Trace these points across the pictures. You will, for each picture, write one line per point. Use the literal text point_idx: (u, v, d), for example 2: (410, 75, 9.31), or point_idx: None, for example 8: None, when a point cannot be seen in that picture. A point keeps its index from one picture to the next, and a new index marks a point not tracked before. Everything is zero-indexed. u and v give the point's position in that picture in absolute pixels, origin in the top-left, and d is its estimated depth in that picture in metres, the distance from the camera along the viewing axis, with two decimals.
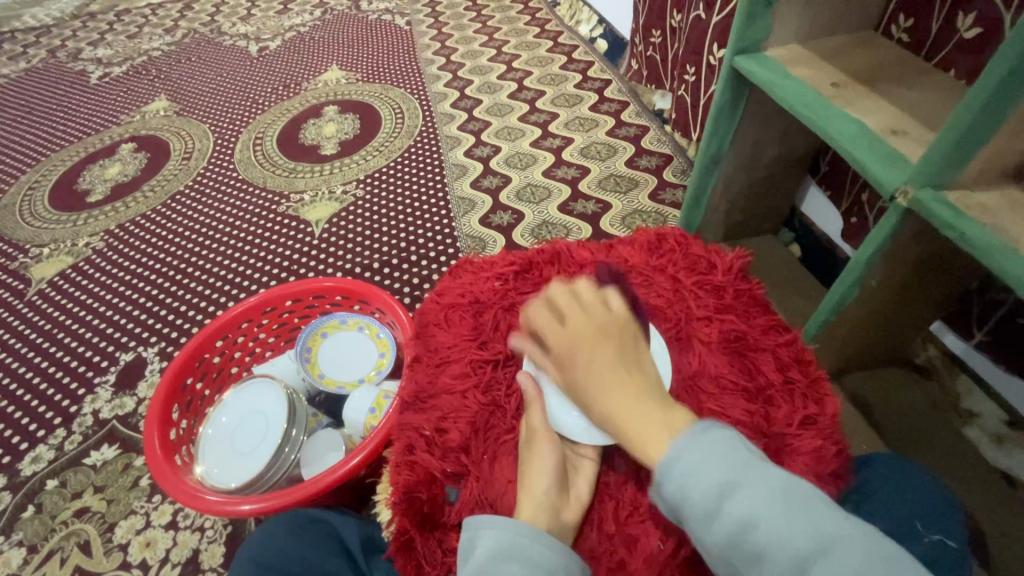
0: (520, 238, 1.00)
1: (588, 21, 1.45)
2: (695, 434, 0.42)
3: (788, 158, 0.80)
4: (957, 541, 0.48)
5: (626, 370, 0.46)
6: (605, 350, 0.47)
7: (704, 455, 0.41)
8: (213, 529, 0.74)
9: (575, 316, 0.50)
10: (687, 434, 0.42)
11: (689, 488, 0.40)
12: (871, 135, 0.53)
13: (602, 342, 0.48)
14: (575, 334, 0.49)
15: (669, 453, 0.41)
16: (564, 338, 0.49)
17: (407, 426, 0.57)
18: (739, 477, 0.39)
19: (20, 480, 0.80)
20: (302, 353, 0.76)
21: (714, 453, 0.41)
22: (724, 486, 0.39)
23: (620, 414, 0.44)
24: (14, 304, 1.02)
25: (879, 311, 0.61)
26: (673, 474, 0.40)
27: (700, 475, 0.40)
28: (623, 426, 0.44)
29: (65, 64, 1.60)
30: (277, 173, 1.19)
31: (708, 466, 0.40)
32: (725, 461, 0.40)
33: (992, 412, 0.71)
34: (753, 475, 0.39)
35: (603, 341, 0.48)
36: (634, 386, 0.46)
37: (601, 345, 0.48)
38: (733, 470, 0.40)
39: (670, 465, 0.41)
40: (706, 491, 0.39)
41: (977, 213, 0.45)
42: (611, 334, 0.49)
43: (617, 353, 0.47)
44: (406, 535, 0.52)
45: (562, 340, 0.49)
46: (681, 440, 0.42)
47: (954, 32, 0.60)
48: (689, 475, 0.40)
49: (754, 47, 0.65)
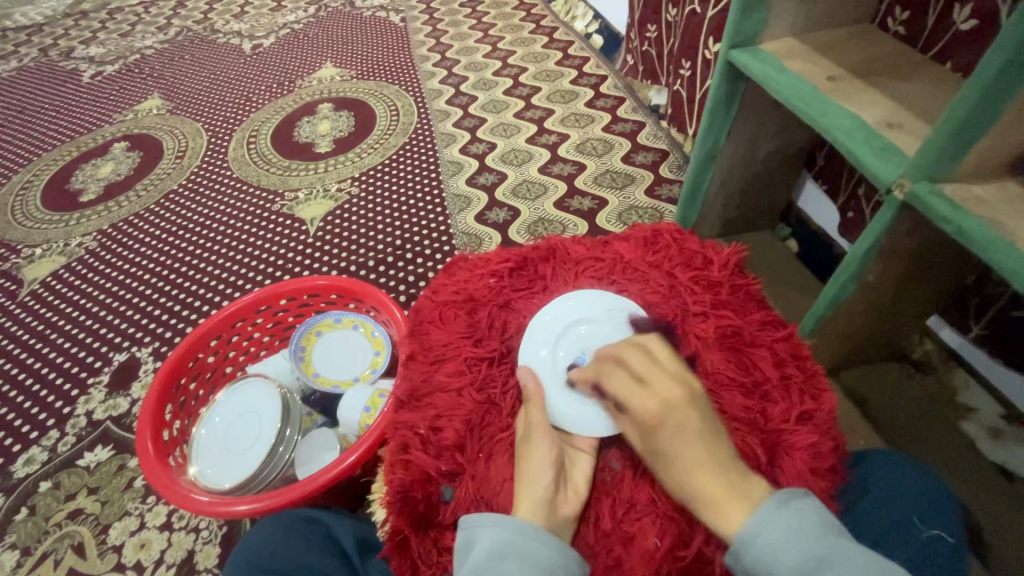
0: (516, 235, 1.00)
1: (583, 17, 1.44)
2: (782, 507, 0.41)
3: (785, 152, 0.80)
4: (954, 535, 0.47)
5: (713, 440, 0.45)
6: (689, 416, 0.46)
7: (790, 530, 0.39)
8: (208, 530, 0.73)
9: (657, 379, 0.49)
10: (772, 508, 0.40)
11: (773, 563, 0.38)
12: (868, 128, 0.52)
13: (687, 407, 0.47)
14: (660, 396, 0.47)
15: (756, 526, 0.40)
16: (647, 399, 0.48)
17: (401, 425, 0.56)
18: (827, 556, 0.38)
19: (13, 482, 0.79)
20: (296, 352, 0.75)
21: (798, 529, 0.39)
22: (813, 564, 0.37)
23: (701, 484, 0.42)
24: (6, 305, 1.01)
25: (876, 305, 0.60)
26: (756, 549, 0.39)
27: (785, 551, 0.38)
28: (709, 499, 0.42)
29: (56, 62, 1.59)
30: (271, 172, 1.18)
31: (793, 542, 0.38)
32: (814, 538, 0.39)
33: (990, 407, 0.71)
34: (841, 552, 0.38)
35: (687, 406, 0.47)
36: (720, 457, 0.44)
37: (686, 410, 0.46)
38: (819, 548, 0.38)
39: (757, 537, 0.39)
40: (792, 570, 0.38)
41: (974, 206, 0.45)
42: (694, 399, 0.48)
43: (701, 418, 0.46)
44: (400, 534, 0.52)
45: (644, 401, 0.48)
46: (769, 515, 0.40)
47: (951, 25, 0.60)
48: (773, 553, 0.39)
49: (749, 41, 0.65)
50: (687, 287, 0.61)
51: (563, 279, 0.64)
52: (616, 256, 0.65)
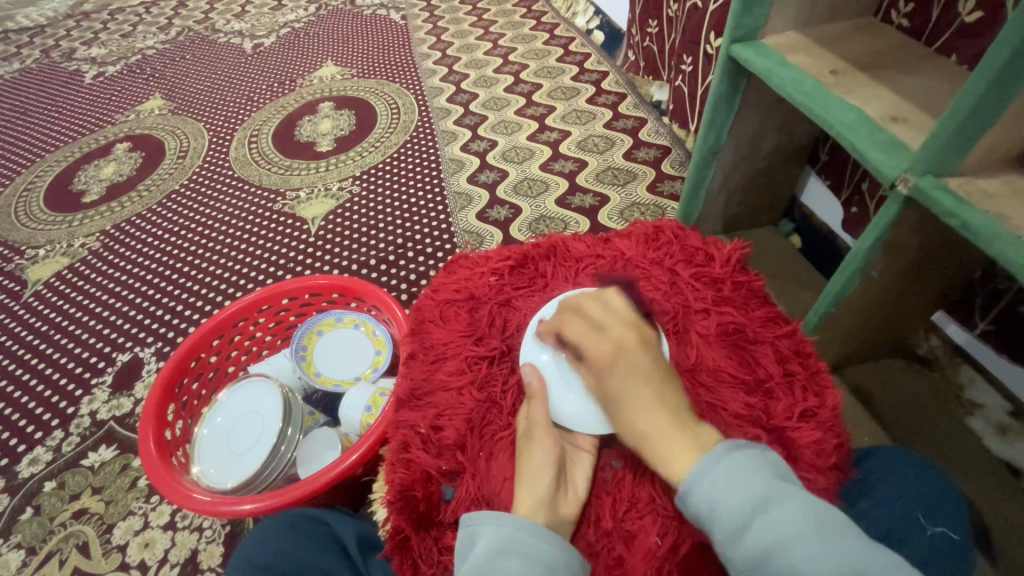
0: (518, 232, 0.99)
1: (584, 13, 1.43)
2: (737, 454, 0.42)
3: (788, 147, 0.79)
4: (959, 533, 0.47)
5: (661, 384, 0.47)
6: (640, 359, 0.48)
7: (735, 473, 0.40)
8: (212, 529, 0.73)
9: (611, 324, 0.51)
10: (718, 451, 0.42)
11: (717, 503, 0.39)
12: (872, 122, 0.52)
13: (639, 351, 0.49)
14: (614, 341, 0.50)
15: (699, 470, 0.41)
16: (603, 343, 0.50)
17: (402, 423, 0.56)
18: (771, 497, 0.39)
19: (18, 483, 0.79)
20: (297, 352, 0.75)
21: (746, 473, 0.40)
22: (757, 502, 0.38)
23: (651, 427, 0.45)
24: (11, 306, 1.01)
25: (881, 300, 0.60)
26: (702, 489, 0.40)
27: (728, 492, 0.39)
28: (649, 436, 0.45)
29: (58, 64, 1.59)
30: (273, 171, 1.18)
31: (736, 483, 0.40)
32: (759, 479, 0.40)
33: (997, 403, 0.70)
34: (785, 496, 0.39)
35: (640, 350, 0.49)
36: (666, 397, 0.46)
37: (637, 353, 0.49)
38: (763, 489, 0.39)
39: (703, 477, 0.41)
40: (735, 508, 0.39)
41: (979, 200, 0.44)
42: (646, 343, 0.50)
43: (652, 362, 0.48)
44: (401, 534, 0.51)
45: (600, 345, 0.50)
46: (715, 459, 0.41)
47: (956, 16, 0.59)
48: (717, 493, 0.40)
49: (751, 35, 0.64)
50: (691, 284, 0.61)
51: (564, 277, 0.64)
52: (617, 254, 0.65)
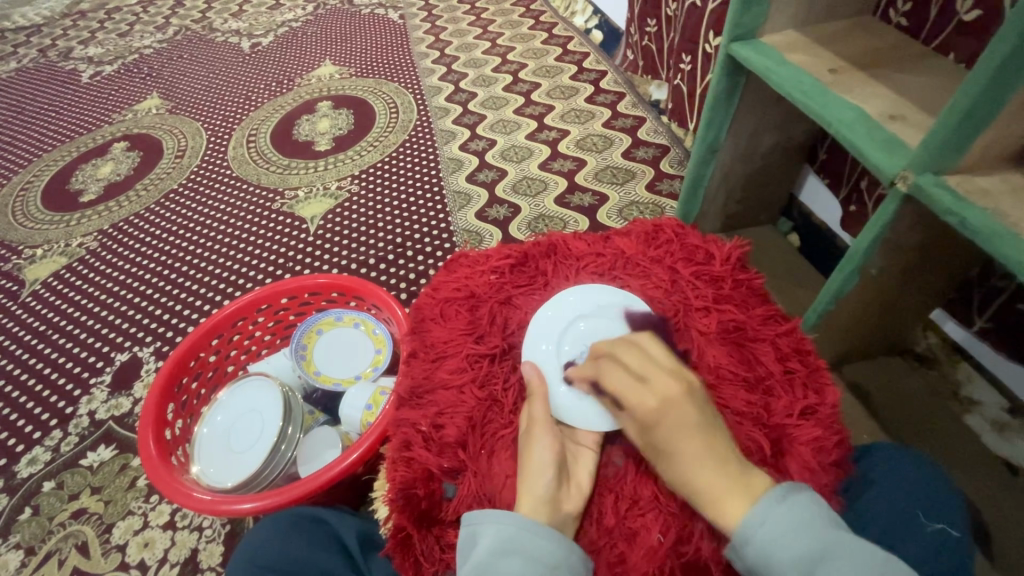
0: (517, 231, 0.99)
1: (583, 12, 1.43)
2: (790, 505, 0.41)
3: (787, 145, 0.79)
4: (959, 530, 0.47)
5: (713, 438, 0.45)
6: (688, 411, 0.46)
7: (788, 524, 0.40)
8: (211, 529, 0.73)
9: (652, 373, 0.49)
10: (772, 504, 0.41)
11: (772, 558, 0.39)
12: (871, 121, 0.52)
13: (685, 403, 0.46)
14: (657, 392, 0.47)
15: (757, 525, 0.40)
16: (647, 396, 0.47)
17: (403, 422, 0.56)
18: (826, 551, 0.38)
19: (16, 483, 0.79)
20: (297, 351, 0.75)
21: (802, 526, 0.39)
22: (813, 558, 0.38)
23: (705, 483, 0.43)
24: (8, 306, 1.01)
25: (880, 298, 0.60)
26: (756, 543, 0.40)
27: (782, 547, 0.39)
28: (707, 494, 0.42)
29: (55, 63, 1.59)
30: (272, 170, 1.18)
31: (790, 536, 0.39)
32: (813, 531, 0.39)
33: (994, 401, 0.71)
34: (842, 549, 0.38)
35: (686, 401, 0.46)
36: (719, 451, 0.44)
37: (683, 405, 0.46)
38: (818, 543, 0.38)
39: (758, 531, 0.40)
40: (790, 563, 0.38)
41: (978, 198, 0.44)
42: (692, 392, 0.48)
43: (701, 414, 0.46)
44: (403, 532, 0.51)
45: (643, 397, 0.48)
46: (771, 513, 0.40)
47: (954, 15, 0.59)
48: (772, 549, 0.39)
49: (750, 34, 0.64)
50: (690, 283, 0.61)
51: (564, 275, 0.64)
52: (617, 252, 0.65)
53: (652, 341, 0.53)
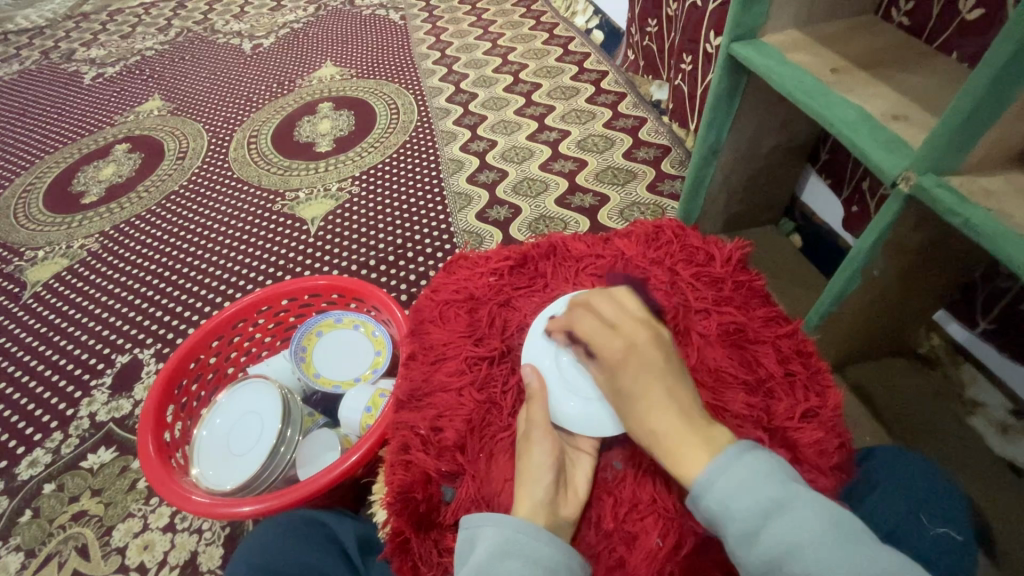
0: (517, 232, 0.99)
1: (584, 12, 1.43)
2: (753, 455, 0.40)
3: (788, 146, 0.79)
4: (962, 533, 0.47)
5: (674, 383, 0.46)
6: (654, 357, 0.48)
7: (747, 472, 0.39)
8: (211, 531, 0.73)
9: (624, 323, 0.52)
10: (733, 454, 0.40)
11: (731, 505, 0.38)
12: (873, 121, 0.52)
13: (652, 350, 0.49)
14: (627, 339, 0.50)
15: (714, 471, 0.40)
16: (615, 342, 0.50)
17: (402, 424, 0.56)
18: (786, 500, 0.37)
19: (17, 485, 0.79)
20: (297, 353, 0.75)
21: (762, 476, 0.39)
22: (772, 507, 0.37)
23: (662, 424, 0.44)
24: (10, 308, 1.01)
25: (881, 300, 0.60)
26: (714, 490, 0.39)
27: (741, 495, 0.38)
28: (659, 433, 0.44)
29: (58, 65, 1.59)
30: (272, 172, 1.18)
31: (750, 485, 0.38)
32: (775, 481, 0.39)
33: (999, 402, 0.70)
34: (801, 499, 0.37)
35: (653, 349, 0.49)
36: (677, 398, 0.45)
37: (650, 352, 0.49)
38: (778, 492, 0.38)
39: (716, 477, 0.39)
40: (749, 511, 0.37)
41: (981, 198, 0.44)
42: (660, 342, 0.50)
43: (665, 360, 0.48)
44: (402, 535, 0.51)
45: (612, 343, 0.50)
46: (730, 460, 0.40)
47: (956, 14, 0.59)
48: (728, 496, 0.38)
49: (750, 34, 0.64)
50: (690, 284, 0.61)
51: (564, 277, 0.64)
52: (617, 253, 0.65)
53: (627, 295, 0.55)
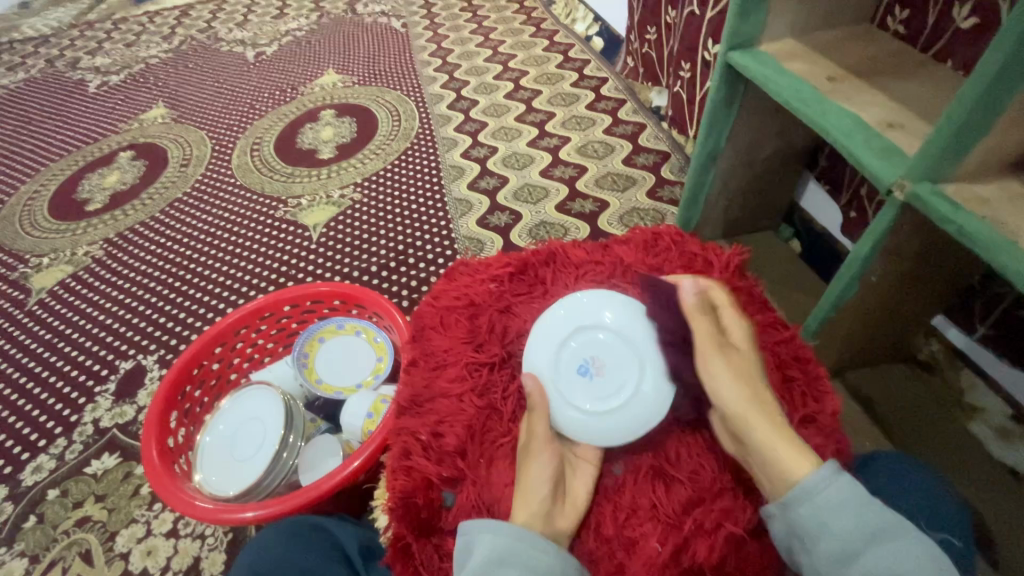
0: (518, 238, 1.00)
1: (584, 20, 1.44)
2: (849, 478, 0.43)
3: (786, 152, 0.80)
4: (960, 538, 0.47)
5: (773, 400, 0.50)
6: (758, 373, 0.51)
7: (850, 498, 0.41)
8: (214, 537, 0.73)
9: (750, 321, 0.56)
10: (832, 472, 0.43)
11: (832, 522, 0.41)
12: (868, 129, 0.52)
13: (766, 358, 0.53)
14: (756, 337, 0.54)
15: (819, 485, 0.42)
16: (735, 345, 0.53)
17: (403, 430, 0.56)
18: (888, 529, 0.40)
19: (21, 490, 0.80)
20: (299, 359, 0.76)
21: (859, 500, 0.41)
22: (870, 533, 0.40)
23: (771, 427, 0.47)
24: (15, 315, 1.02)
25: (877, 307, 0.60)
26: (814, 506, 0.42)
27: (843, 516, 0.41)
28: (774, 437, 0.46)
29: (63, 73, 1.61)
30: (274, 178, 1.19)
31: (855, 509, 0.41)
32: (872, 509, 0.41)
33: (997, 407, 0.69)
34: (897, 526, 0.40)
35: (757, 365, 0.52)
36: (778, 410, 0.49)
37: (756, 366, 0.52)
38: (879, 521, 0.40)
39: (815, 495, 0.42)
40: (850, 533, 0.40)
41: (975, 207, 0.44)
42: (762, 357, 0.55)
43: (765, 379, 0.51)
44: (402, 540, 0.51)
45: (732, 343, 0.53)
46: (830, 476, 0.42)
47: (951, 23, 0.60)
48: (830, 517, 0.41)
49: (747, 43, 0.64)
50: None
51: (563, 283, 0.64)
52: (616, 260, 0.65)
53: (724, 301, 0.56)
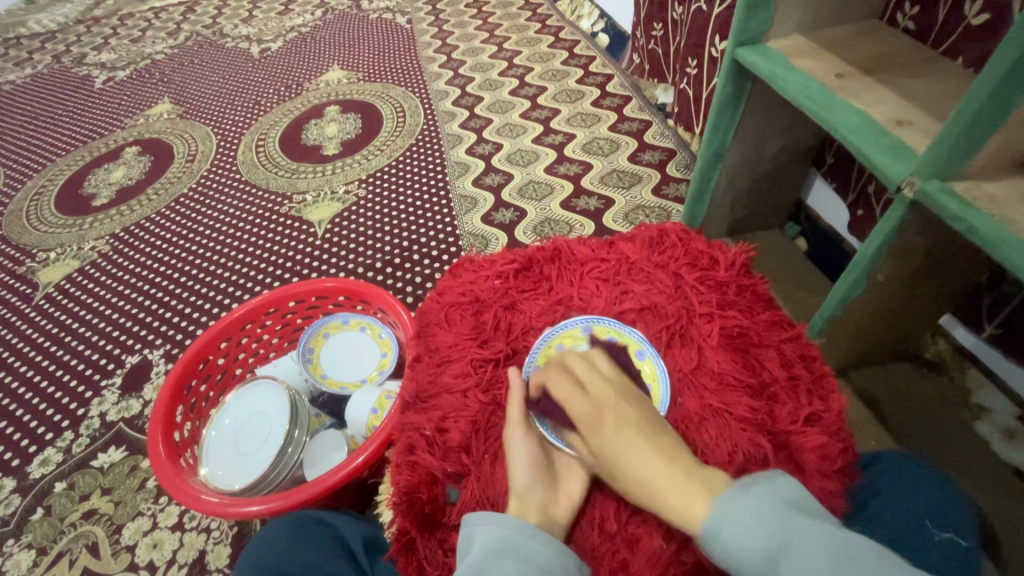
0: (522, 235, 1.00)
1: (589, 16, 1.44)
2: (748, 496, 0.41)
3: (793, 149, 0.79)
4: (968, 539, 0.47)
5: (654, 435, 0.47)
6: (628, 414, 0.49)
7: (763, 511, 0.39)
8: (219, 530, 0.74)
9: (597, 386, 0.51)
10: (727, 497, 0.41)
11: (742, 552, 0.38)
12: (877, 125, 0.52)
13: (624, 408, 0.49)
14: (596, 402, 0.50)
15: (714, 515, 0.40)
16: (586, 405, 0.50)
17: (409, 426, 0.57)
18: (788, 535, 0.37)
19: (29, 483, 0.80)
20: (304, 354, 0.76)
21: (759, 516, 0.39)
22: (777, 544, 0.37)
23: (653, 482, 0.44)
24: (22, 309, 1.03)
25: (884, 306, 0.60)
26: (720, 537, 0.39)
27: (753, 529, 0.38)
28: (662, 489, 0.43)
29: (69, 69, 1.61)
30: (280, 174, 1.19)
31: (756, 526, 0.39)
32: (774, 520, 0.39)
33: (1005, 408, 0.69)
34: (802, 529, 0.38)
35: (623, 406, 0.49)
36: (661, 447, 0.46)
37: (622, 408, 0.49)
38: (787, 525, 0.38)
39: (717, 525, 0.40)
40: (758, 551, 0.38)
41: (987, 204, 0.44)
42: (630, 397, 0.50)
43: (640, 415, 0.49)
44: (407, 535, 0.52)
45: (584, 408, 0.50)
46: (723, 501, 0.41)
47: (962, 19, 0.59)
48: (743, 534, 0.39)
49: (756, 39, 0.64)
50: (696, 290, 0.60)
51: (568, 279, 0.64)
52: (621, 257, 0.65)
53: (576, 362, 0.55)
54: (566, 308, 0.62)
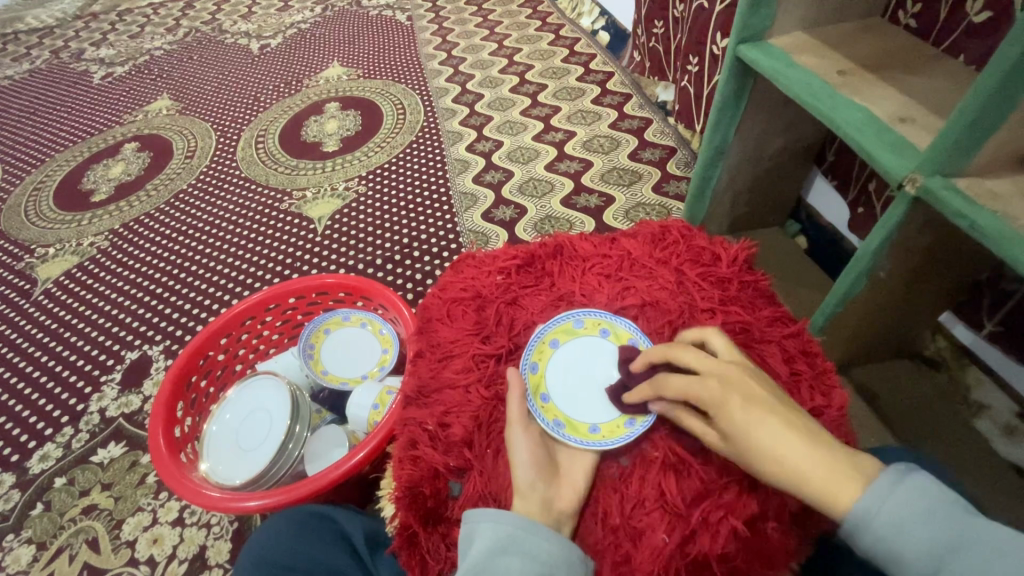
0: (522, 232, 1.00)
1: (590, 14, 1.44)
2: (908, 484, 0.37)
3: (794, 146, 0.79)
4: None
5: (787, 412, 0.42)
6: (754, 387, 0.44)
7: (925, 503, 0.36)
8: (219, 525, 0.74)
9: (712, 363, 0.46)
10: (884, 483, 0.37)
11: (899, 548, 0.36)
12: (879, 122, 0.52)
13: (749, 382, 0.44)
14: (718, 376, 0.45)
15: (870, 500, 0.37)
16: (708, 382, 0.45)
17: (411, 421, 0.57)
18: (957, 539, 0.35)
19: (28, 478, 0.80)
20: (304, 350, 0.76)
21: (920, 511, 0.36)
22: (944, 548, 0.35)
23: (800, 463, 0.39)
24: (20, 304, 1.02)
25: (886, 303, 0.60)
26: (873, 527, 0.37)
27: (918, 527, 0.36)
28: (812, 471, 0.39)
29: (67, 64, 1.60)
30: (279, 171, 1.19)
31: (920, 524, 0.36)
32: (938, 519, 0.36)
33: (1005, 405, 0.69)
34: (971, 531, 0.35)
35: (747, 379, 0.44)
36: (800, 425, 0.41)
37: (747, 383, 0.44)
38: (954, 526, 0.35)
39: (872, 516, 0.37)
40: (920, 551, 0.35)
41: (989, 201, 0.44)
42: (751, 371, 0.46)
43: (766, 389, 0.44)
44: (409, 529, 0.53)
45: (705, 385, 0.45)
46: (882, 489, 0.37)
47: (964, 16, 0.59)
48: (904, 525, 0.36)
49: (758, 36, 0.64)
50: (697, 286, 0.60)
51: (570, 275, 0.64)
52: (623, 253, 0.65)
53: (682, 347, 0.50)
54: (568, 304, 0.61)
